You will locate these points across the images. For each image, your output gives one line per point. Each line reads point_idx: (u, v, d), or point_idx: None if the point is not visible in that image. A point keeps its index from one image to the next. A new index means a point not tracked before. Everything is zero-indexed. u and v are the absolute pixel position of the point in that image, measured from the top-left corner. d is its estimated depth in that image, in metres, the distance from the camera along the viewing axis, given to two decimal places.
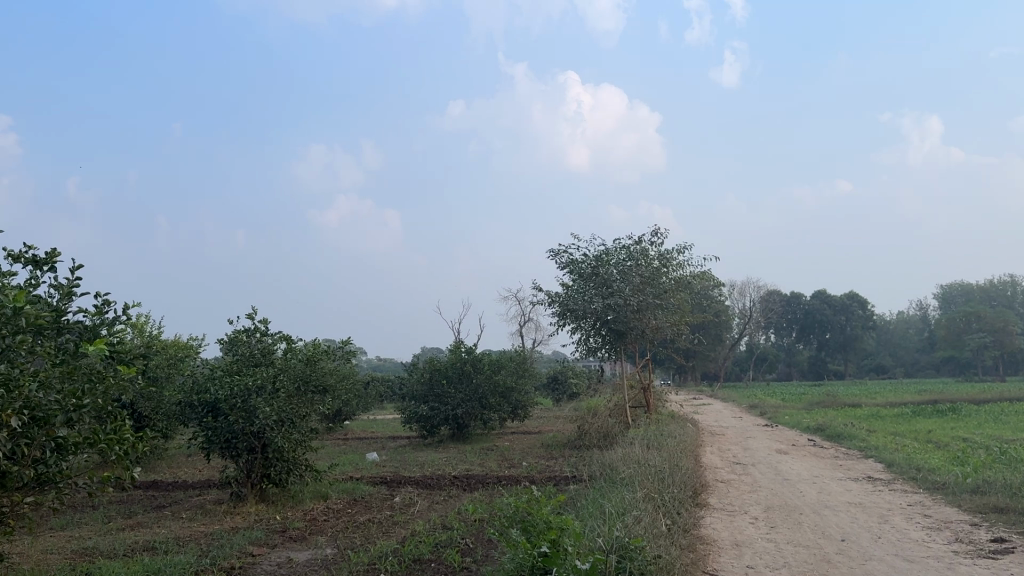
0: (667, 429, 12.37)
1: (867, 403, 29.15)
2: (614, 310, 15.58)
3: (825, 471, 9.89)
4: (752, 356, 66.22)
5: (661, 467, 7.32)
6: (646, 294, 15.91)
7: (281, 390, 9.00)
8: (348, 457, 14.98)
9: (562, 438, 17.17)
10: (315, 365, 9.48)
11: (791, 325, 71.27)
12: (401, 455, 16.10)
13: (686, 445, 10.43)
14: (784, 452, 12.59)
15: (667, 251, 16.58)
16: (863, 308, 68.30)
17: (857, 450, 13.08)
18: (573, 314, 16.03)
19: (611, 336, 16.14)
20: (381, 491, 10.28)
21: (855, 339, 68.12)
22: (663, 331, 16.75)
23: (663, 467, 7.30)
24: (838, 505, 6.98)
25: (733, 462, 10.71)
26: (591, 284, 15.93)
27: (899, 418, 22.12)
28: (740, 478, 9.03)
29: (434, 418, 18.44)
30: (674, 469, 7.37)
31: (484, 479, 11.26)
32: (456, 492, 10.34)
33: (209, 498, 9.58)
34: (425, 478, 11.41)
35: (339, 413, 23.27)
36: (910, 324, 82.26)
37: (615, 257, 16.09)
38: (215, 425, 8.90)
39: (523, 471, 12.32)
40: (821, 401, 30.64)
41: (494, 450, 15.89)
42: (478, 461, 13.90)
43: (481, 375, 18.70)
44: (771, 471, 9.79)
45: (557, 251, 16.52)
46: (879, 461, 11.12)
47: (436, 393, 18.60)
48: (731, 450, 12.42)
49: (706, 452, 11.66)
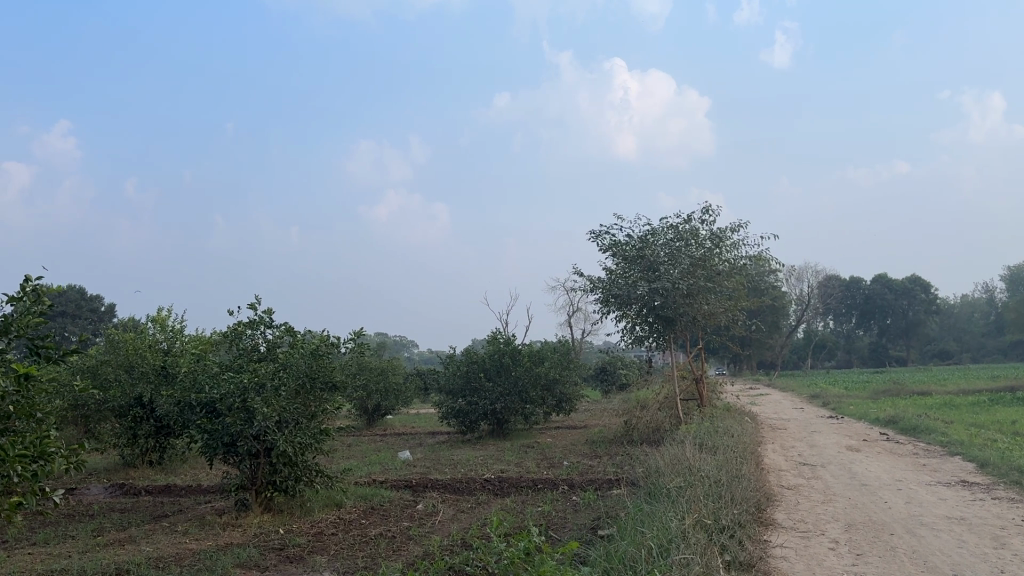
0: (722, 425, 11.15)
1: (938, 392, 27.23)
2: (662, 295, 14.34)
3: (909, 472, 8.56)
4: (810, 343, 63.82)
5: (717, 478, 6.16)
6: (696, 277, 14.62)
7: (282, 388, 8.08)
8: (380, 457, 14.12)
9: (607, 433, 16.04)
10: (322, 361, 8.50)
11: (850, 310, 68.58)
12: (436, 453, 15.18)
13: (745, 444, 9.19)
14: (857, 449, 11.22)
15: (720, 229, 15.24)
16: (926, 291, 65.31)
17: (939, 445, 11.63)
18: (617, 300, 14.85)
19: (659, 323, 14.89)
20: (404, 498, 9.30)
21: (918, 323, 65.21)
22: (716, 316, 15.44)
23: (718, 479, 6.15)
24: (938, 523, 5.70)
25: (800, 463, 9.43)
26: (635, 267, 14.71)
27: (976, 407, 20.35)
28: (810, 484, 7.78)
29: (472, 413, 17.47)
30: (732, 479, 6.20)
31: (518, 481, 10.19)
32: (486, 498, 9.31)
33: (212, 508, 8.81)
34: (455, 481, 10.39)
35: (378, 407, 22.58)
36: (975, 308, 78.70)
37: (661, 237, 14.83)
38: (213, 427, 8.04)
39: (563, 471, 11.24)
40: (887, 389, 28.81)
41: (534, 448, 14.85)
42: (516, 460, 12.88)
43: (520, 368, 17.63)
44: (845, 474, 8.48)
45: (598, 232, 15.34)
46: (969, 459, 9.69)
47: (473, 387, 17.60)
48: (796, 448, 11.11)
49: (768, 451, 10.42)
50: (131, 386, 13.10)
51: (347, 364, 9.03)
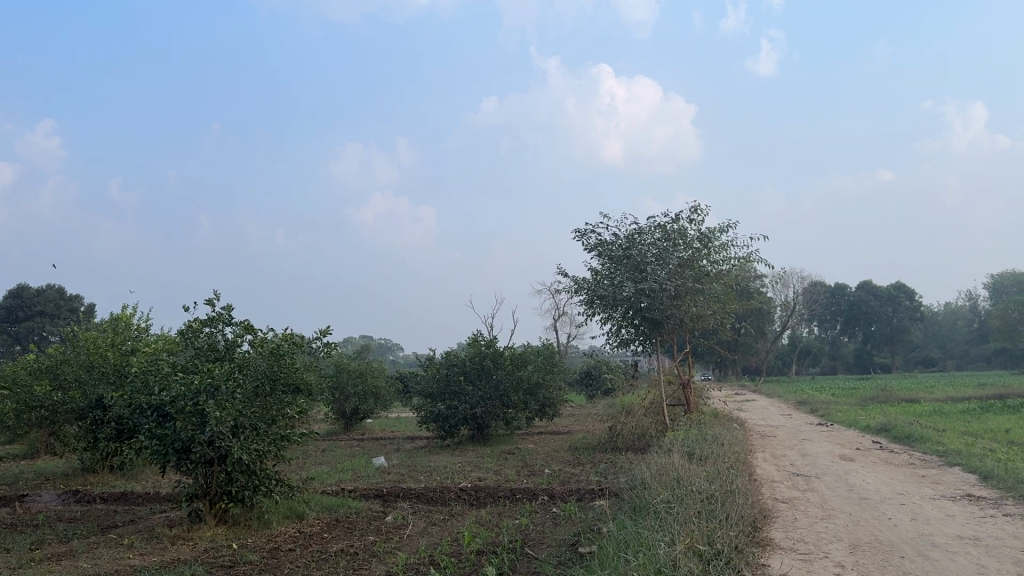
0: (712, 432, 10.62)
1: (926, 399, 26.86)
2: (649, 296, 13.80)
3: (910, 484, 8.06)
4: (794, 350, 63.67)
5: (709, 494, 5.63)
6: (684, 278, 14.12)
7: (237, 390, 7.47)
8: (353, 464, 13.51)
9: (590, 440, 15.49)
10: (284, 361, 7.92)
11: (835, 317, 68.53)
12: (412, 459, 14.59)
13: (736, 453, 8.65)
14: (850, 458, 10.73)
15: (709, 230, 14.75)
16: (910, 298, 65.39)
17: (935, 455, 11.13)
18: (602, 302, 14.34)
19: (646, 326, 14.37)
20: (372, 508, 8.71)
21: (903, 330, 65.19)
22: (703, 319, 14.96)
23: (709, 496, 5.62)
24: (952, 544, 5.17)
25: (793, 474, 8.90)
26: (621, 267, 14.18)
27: (967, 415, 19.95)
28: (806, 497, 7.26)
29: (451, 418, 16.88)
30: (725, 495, 5.68)
31: (495, 491, 9.61)
32: (460, 510, 8.73)
33: (165, 520, 8.20)
34: (429, 490, 9.82)
35: (356, 411, 21.94)
36: (958, 316, 78.89)
37: (648, 236, 14.31)
38: (163, 432, 7.43)
39: (544, 480, 10.70)
40: (874, 396, 28.41)
41: (515, 454, 14.29)
42: (495, 468, 12.33)
43: (502, 371, 17.05)
44: (842, 486, 7.97)
45: (583, 231, 14.83)
46: (971, 470, 9.19)
47: (453, 391, 17.00)
48: (788, 457, 10.60)
49: (758, 460, 9.91)
50: (91, 387, 12.42)
51: (312, 366, 8.45)
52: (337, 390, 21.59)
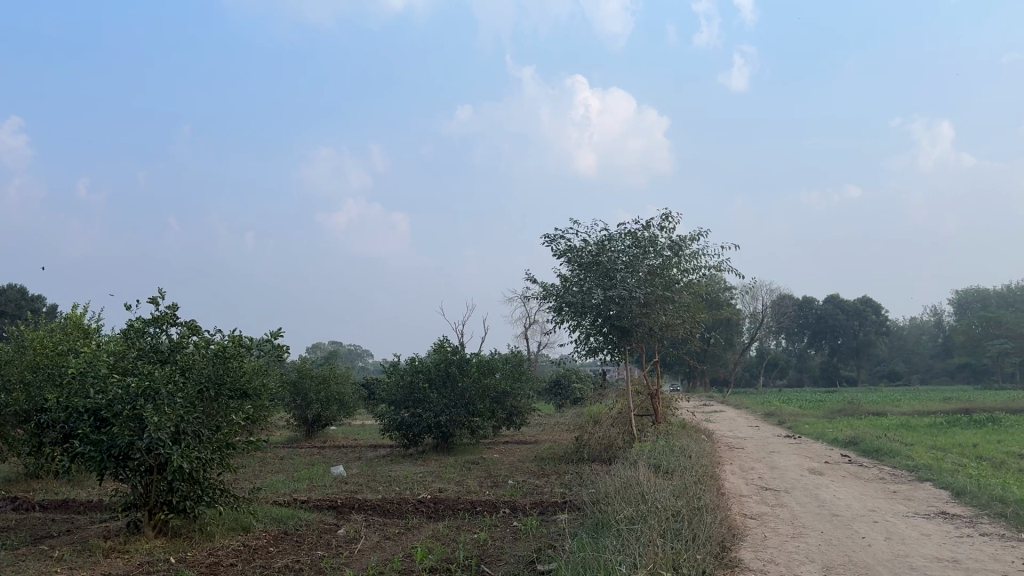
0: (680, 444, 10.34)
1: (893, 412, 26.90)
2: (618, 304, 13.52)
3: (881, 501, 7.83)
4: (762, 362, 64.00)
5: (675, 511, 5.32)
6: (654, 286, 13.88)
7: (179, 394, 7.01)
8: (310, 473, 13.03)
9: (557, 450, 15.16)
10: (230, 364, 7.50)
11: (802, 330, 69.03)
12: (373, 469, 14.14)
13: (704, 466, 8.37)
14: (819, 472, 10.52)
15: (679, 237, 14.53)
16: (877, 312, 66.09)
17: (905, 470, 10.95)
18: (571, 309, 14.04)
19: (615, 335, 14.09)
20: (324, 521, 8.29)
21: (869, 344, 65.88)
22: (673, 328, 14.72)
23: (677, 515, 5.31)
24: (929, 566, 4.91)
25: (761, 488, 8.64)
26: (590, 274, 13.90)
27: (934, 429, 19.93)
28: (775, 513, 6.98)
29: (415, 426, 16.44)
30: (692, 513, 5.38)
31: (455, 503, 9.23)
32: (417, 523, 8.34)
33: (102, 531, 7.71)
34: (386, 502, 9.41)
35: (318, 418, 21.39)
36: (923, 331, 79.96)
37: (618, 243, 14.06)
38: (100, 438, 6.94)
39: (506, 492, 10.33)
40: (840, 409, 28.44)
41: (478, 464, 13.91)
42: (456, 478, 11.94)
43: (467, 379, 16.66)
44: (812, 501, 7.72)
45: (553, 237, 14.54)
46: (942, 486, 9.00)
47: (417, 398, 16.56)
48: (756, 470, 10.36)
49: (726, 473, 9.65)
50: (34, 389, 11.82)
51: (261, 369, 8.02)
52: (299, 396, 21.06)
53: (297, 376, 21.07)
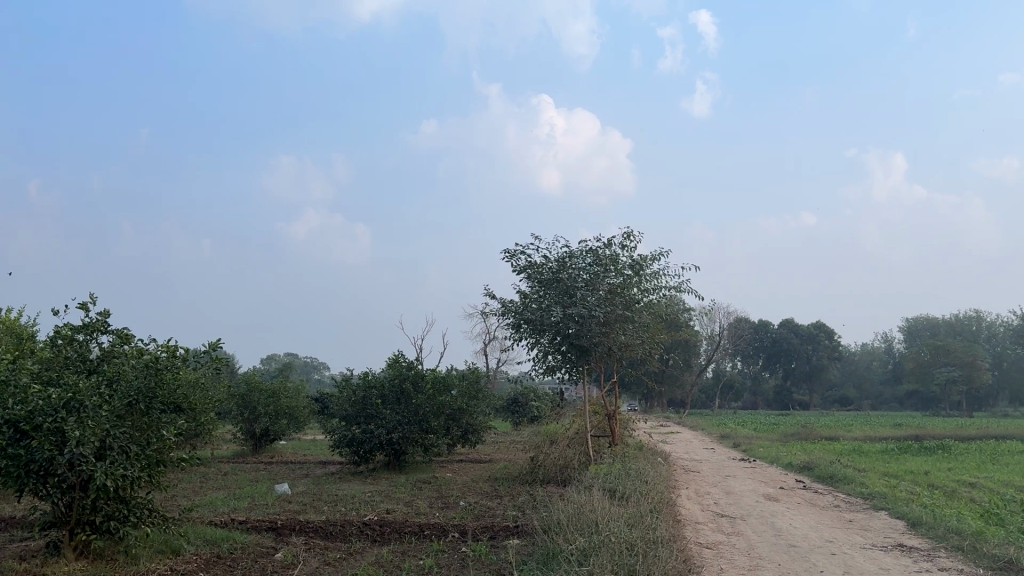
0: (636, 467, 10.10)
1: (846, 437, 27.12)
2: (576, 322, 13.29)
3: (838, 532, 7.66)
4: (718, 383, 64.47)
5: (631, 546, 5.05)
6: (614, 305, 13.70)
7: (104, 407, 6.53)
8: (253, 491, 12.51)
9: (511, 470, 14.83)
10: (164, 376, 7.00)
11: (758, 353, 69.81)
12: (320, 487, 13.66)
13: (659, 491, 8.14)
14: (775, 498, 10.37)
15: (641, 257, 14.39)
16: (830, 338, 67.14)
17: (860, 497, 10.87)
18: (529, 326, 13.78)
19: (572, 354, 13.85)
20: (262, 545, 7.85)
21: (822, 369, 66.83)
22: (632, 348, 14.56)
23: (633, 550, 5.04)
24: None
25: (717, 515, 8.44)
26: (550, 292, 13.67)
27: (886, 456, 20.05)
28: (732, 544, 6.76)
29: (366, 443, 15.96)
30: (647, 548, 5.11)
31: (401, 526, 8.85)
32: (361, 547, 7.95)
33: (19, 552, 7.16)
34: (329, 523, 8.99)
35: (266, 432, 20.76)
36: (875, 358, 81.47)
37: (579, 260, 13.87)
38: (17, 452, 6.38)
39: (456, 514, 9.98)
40: (794, 433, 28.61)
41: (430, 484, 13.51)
42: (405, 499, 11.54)
43: (422, 395, 16.26)
44: (769, 531, 7.53)
45: (513, 252, 14.30)
46: (897, 516, 8.90)
47: (369, 414, 16.10)
48: (712, 496, 10.17)
49: (682, 499, 9.43)
50: None
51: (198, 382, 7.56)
52: (247, 409, 20.42)
53: (246, 388, 20.43)
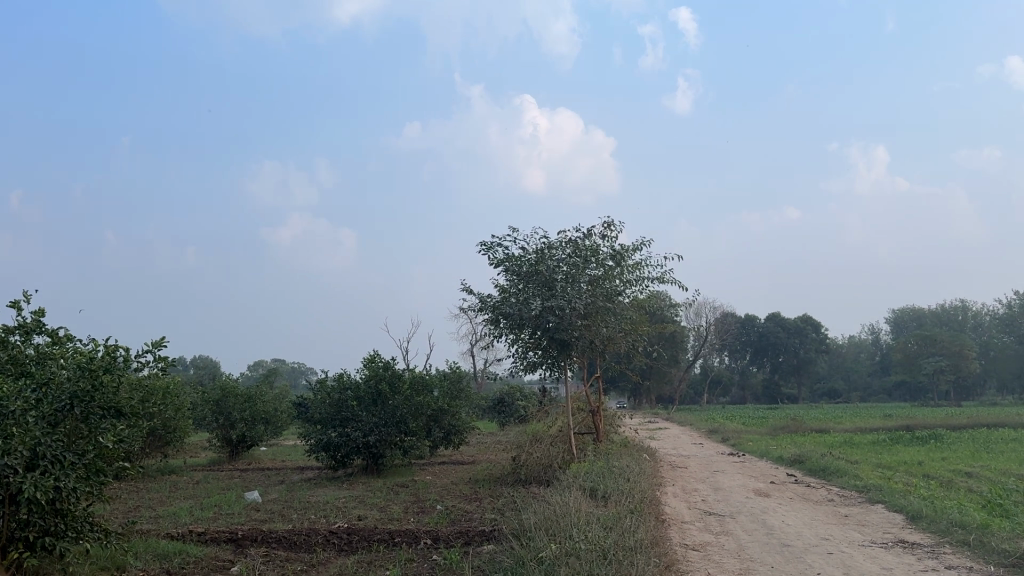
0: (619, 464, 9.61)
1: (836, 430, 26.78)
2: (556, 315, 12.78)
3: (835, 528, 7.20)
4: (706, 379, 64.17)
5: (611, 559, 4.54)
6: (595, 297, 13.22)
7: (32, 413, 5.82)
8: (221, 501, 11.94)
9: (493, 471, 14.31)
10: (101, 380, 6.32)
11: (745, 347, 69.68)
12: (293, 494, 13.08)
13: (643, 489, 7.66)
14: (766, 494, 9.91)
15: (622, 247, 13.93)
16: (817, 330, 67.06)
17: (854, 491, 10.42)
18: (508, 321, 13.27)
19: (553, 348, 13.35)
20: (217, 558, 7.25)
21: (810, 362, 66.73)
22: (614, 342, 14.09)
23: (608, 565, 4.51)
24: None
25: (704, 513, 7.96)
26: (528, 285, 13.17)
27: (879, 447, 19.71)
28: (722, 545, 6.26)
29: (343, 447, 15.40)
30: (629, 560, 4.59)
31: (370, 534, 8.29)
32: (326, 558, 7.39)
33: None
34: (294, 533, 8.43)
35: (243, 439, 20.14)
36: (861, 350, 81.60)
37: (558, 252, 13.38)
38: None
39: (432, 520, 9.45)
40: (784, 426, 28.24)
41: (407, 488, 12.97)
42: (380, 505, 10.98)
43: (399, 396, 15.66)
44: (761, 529, 7.05)
45: (490, 245, 13.79)
46: (895, 510, 8.47)
47: (344, 417, 15.52)
48: (700, 492, 9.70)
49: (668, 497, 8.94)
50: None
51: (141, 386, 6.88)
52: (222, 416, 19.82)
53: (220, 394, 19.84)
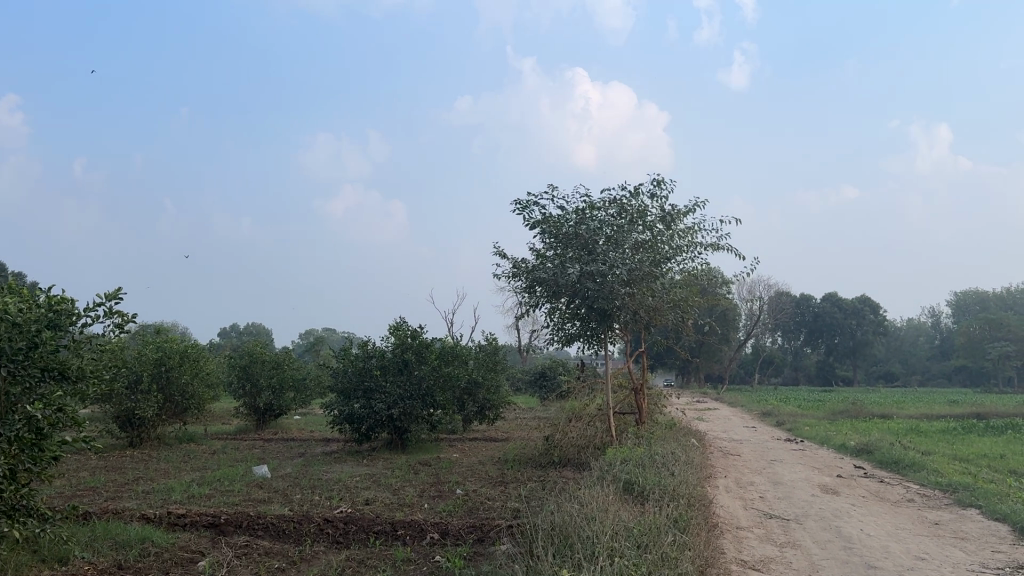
0: (662, 452, 8.32)
1: (898, 416, 24.95)
2: (596, 282, 11.48)
3: (930, 545, 5.81)
4: (758, 358, 61.96)
5: None
6: (641, 263, 11.88)
7: None
8: (227, 475, 11.00)
9: (525, 451, 13.14)
10: (35, 338, 5.26)
11: (799, 327, 67.23)
12: (306, 469, 12.08)
13: (691, 486, 6.37)
14: (835, 491, 8.54)
15: (673, 209, 12.50)
16: (875, 312, 64.29)
17: (938, 490, 8.96)
18: (543, 288, 12.03)
19: (591, 319, 12.09)
20: (185, 549, 6.18)
21: (866, 344, 64.01)
22: (661, 314, 12.75)
23: None
24: None
25: (765, 516, 6.63)
26: (566, 248, 11.88)
27: (950, 437, 18.00)
28: (794, 565, 4.92)
29: (366, 420, 14.39)
30: None
31: (370, 523, 7.16)
32: (313, 553, 6.29)
33: None
34: (284, 518, 7.35)
35: (270, 408, 19.39)
36: (920, 332, 78.24)
37: (600, 212, 12.03)
38: None
39: (445, 507, 8.30)
40: (842, 410, 26.47)
41: (429, 468, 11.89)
42: (394, 486, 9.89)
43: (424, 367, 14.58)
44: (836, 542, 5.72)
45: (526, 203, 12.50)
46: (996, 518, 7.02)
47: (367, 387, 14.50)
48: (756, 487, 8.37)
49: (718, 493, 7.65)
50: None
51: (91, 345, 5.83)
52: (249, 383, 19.07)
53: (247, 360, 19.11)
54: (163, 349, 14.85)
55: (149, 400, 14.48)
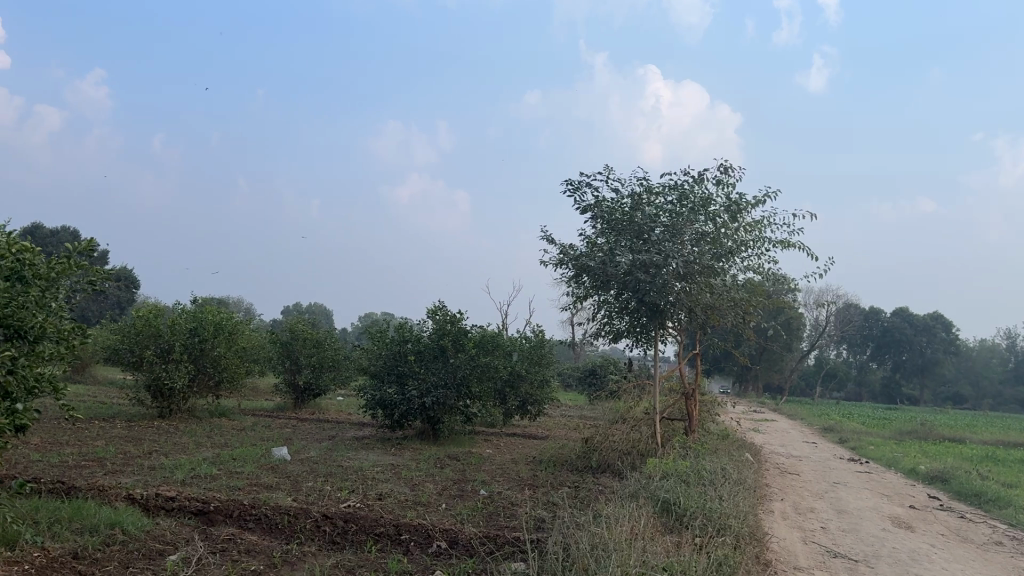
0: (710, 467, 7.32)
1: (971, 440, 23.24)
2: (649, 274, 10.48)
3: None
4: (820, 370, 59.69)
5: None
6: (701, 256, 10.82)
7: None
8: (244, 454, 10.40)
9: (563, 451, 12.23)
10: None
11: (866, 341, 64.55)
12: (328, 454, 11.43)
13: (742, 513, 5.40)
14: (910, 526, 7.41)
15: (739, 199, 11.40)
16: (948, 330, 61.38)
17: None
18: (592, 278, 11.09)
19: (641, 315, 11.09)
20: (160, 538, 5.49)
21: (936, 363, 61.12)
22: (719, 313, 11.67)
23: None
24: None
25: (829, 555, 5.59)
26: (619, 235, 10.91)
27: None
28: None
29: (399, 407, 13.68)
30: None
31: (373, 524, 6.36)
32: (301, 554, 5.54)
33: None
34: (281, 509, 6.62)
35: (308, 387, 18.93)
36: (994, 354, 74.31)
37: (659, 198, 11.02)
38: None
39: (461, 510, 7.46)
40: (909, 431, 24.83)
41: (457, 462, 11.09)
42: (413, 481, 9.11)
43: (462, 355, 13.81)
44: None
45: (578, 186, 11.56)
46: None
47: (401, 372, 13.79)
48: (816, 515, 7.30)
49: (772, 521, 6.63)
50: None
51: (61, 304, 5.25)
52: (289, 360, 18.66)
53: (289, 336, 18.71)
54: (199, 319, 14.37)
55: (180, 369, 14.06)
